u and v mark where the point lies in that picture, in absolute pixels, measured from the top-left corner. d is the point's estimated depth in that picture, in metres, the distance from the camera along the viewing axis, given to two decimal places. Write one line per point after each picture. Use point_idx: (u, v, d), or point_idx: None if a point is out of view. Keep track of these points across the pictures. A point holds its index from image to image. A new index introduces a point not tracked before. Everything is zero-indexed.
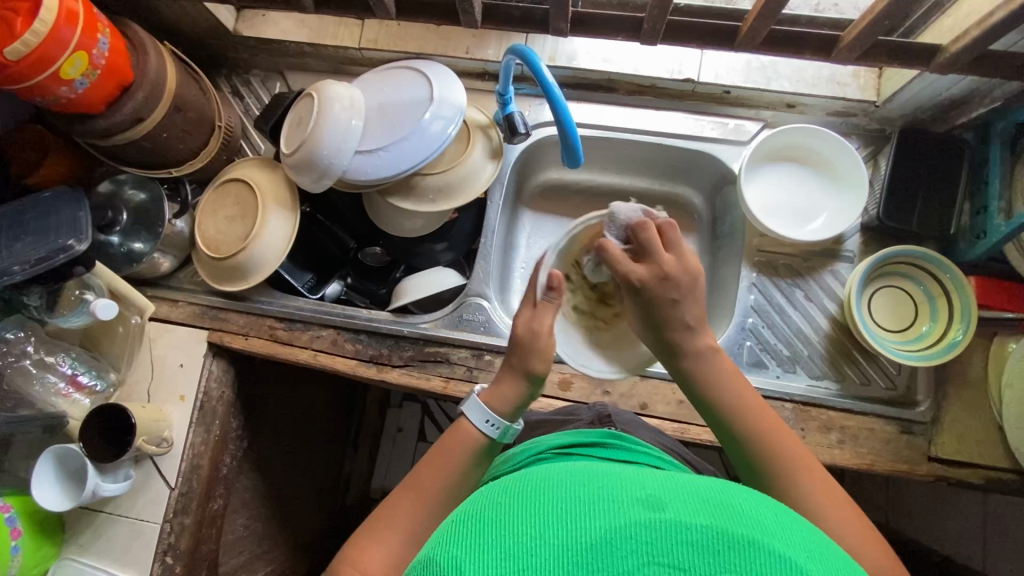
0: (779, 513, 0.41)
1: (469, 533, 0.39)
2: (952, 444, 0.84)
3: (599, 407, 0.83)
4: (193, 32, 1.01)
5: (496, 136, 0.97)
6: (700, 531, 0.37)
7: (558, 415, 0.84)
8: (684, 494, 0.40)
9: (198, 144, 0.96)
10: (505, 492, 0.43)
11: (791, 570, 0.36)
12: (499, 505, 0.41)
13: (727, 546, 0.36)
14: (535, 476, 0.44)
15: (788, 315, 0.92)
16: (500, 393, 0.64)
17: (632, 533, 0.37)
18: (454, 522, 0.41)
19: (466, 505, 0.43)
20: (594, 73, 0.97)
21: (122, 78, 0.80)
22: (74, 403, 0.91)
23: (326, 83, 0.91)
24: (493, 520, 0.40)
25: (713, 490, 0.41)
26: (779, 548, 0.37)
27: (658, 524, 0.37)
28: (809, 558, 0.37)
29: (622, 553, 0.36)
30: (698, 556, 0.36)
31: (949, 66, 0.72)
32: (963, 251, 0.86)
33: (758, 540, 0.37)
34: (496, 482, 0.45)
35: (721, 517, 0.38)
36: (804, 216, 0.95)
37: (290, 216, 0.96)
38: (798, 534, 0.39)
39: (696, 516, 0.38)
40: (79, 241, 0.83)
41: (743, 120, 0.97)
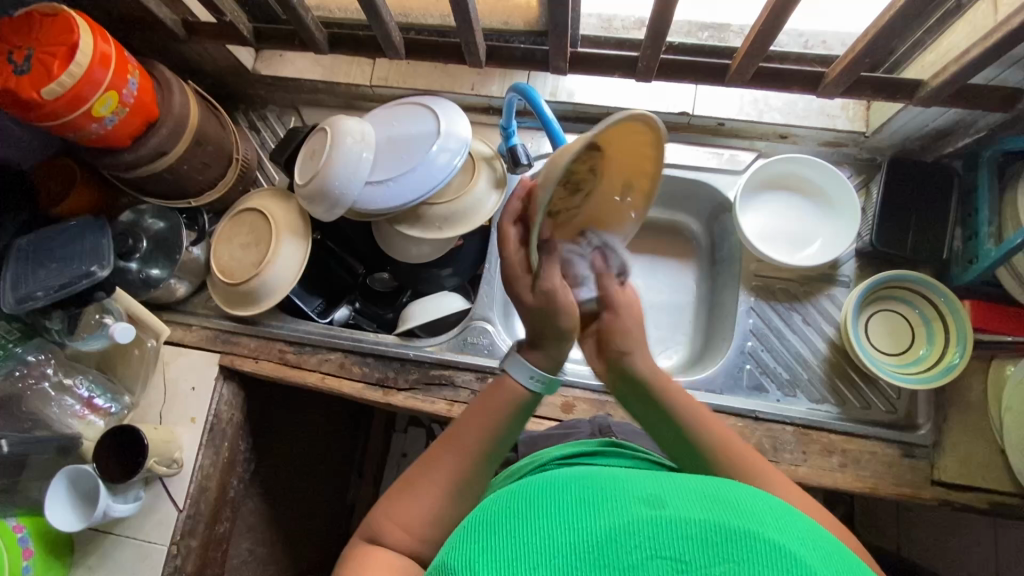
0: (775, 507, 0.42)
1: (474, 539, 0.41)
2: (954, 468, 0.84)
3: (597, 420, 0.85)
4: (214, 71, 1.07)
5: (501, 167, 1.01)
6: (698, 525, 0.38)
7: (558, 429, 0.84)
8: (682, 495, 0.42)
9: (217, 175, 1.01)
10: (509, 500, 0.45)
11: (788, 559, 0.36)
12: (503, 511, 0.43)
13: (724, 537, 0.37)
14: (537, 485, 0.46)
15: (787, 338, 0.94)
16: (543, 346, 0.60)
17: (634, 529, 0.38)
18: (463, 532, 0.43)
19: (474, 516, 0.45)
20: (593, 107, 1.02)
21: (149, 114, 0.86)
22: (89, 425, 0.93)
23: (339, 118, 0.96)
24: (498, 525, 0.41)
25: (710, 489, 0.43)
26: (773, 538, 0.38)
27: (657, 520, 0.39)
28: (806, 547, 0.38)
29: (626, 549, 0.38)
30: (698, 548, 0.37)
31: (931, 99, 0.75)
32: (957, 276, 0.88)
33: (754, 531, 0.38)
34: (506, 491, 0.47)
35: (717, 513, 0.40)
36: (800, 242, 0.97)
37: (302, 244, 1.00)
38: (796, 528, 0.41)
39: (692, 512, 0.39)
40: (102, 266, 0.88)
41: (738, 150, 1.00)
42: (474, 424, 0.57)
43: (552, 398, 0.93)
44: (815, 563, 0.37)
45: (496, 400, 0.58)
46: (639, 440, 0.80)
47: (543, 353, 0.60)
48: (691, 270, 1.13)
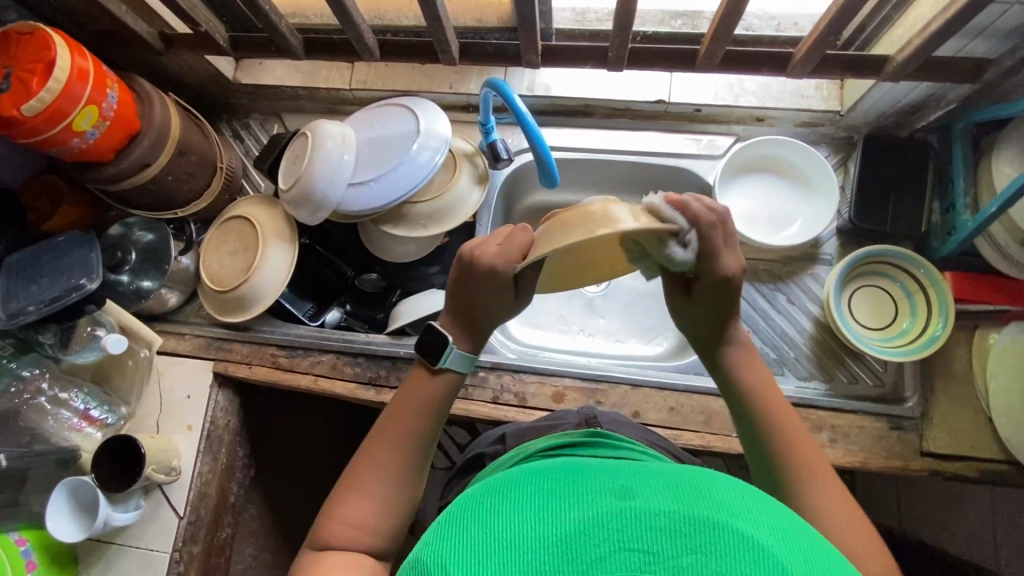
0: (747, 494, 0.43)
1: (448, 534, 0.42)
2: (944, 438, 0.85)
3: (586, 410, 0.86)
4: (195, 82, 1.09)
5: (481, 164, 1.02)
6: (667, 516, 0.39)
7: (546, 420, 0.85)
8: (654, 485, 0.42)
9: (202, 185, 1.02)
10: (485, 490, 0.45)
11: (755, 548, 0.38)
12: (478, 503, 0.44)
13: (693, 528, 0.38)
14: (514, 476, 0.47)
15: (772, 318, 0.95)
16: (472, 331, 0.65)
17: (604, 521, 0.39)
18: (438, 523, 0.43)
19: (450, 508, 0.45)
20: (570, 99, 1.03)
21: (130, 126, 0.87)
22: (86, 437, 0.94)
23: (319, 122, 0.97)
24: (473, 518, 0.42)
25: (681, 476, 0.43)
26: (743, 527, 0.39)
27: (627, 513, 0.39)
28: (776, 536, 0.39)
29: (595, 541, 0.38)
30: (667, 540, 0.38)
31: (899, 74, 0.76)
32: (937, 248, 0.89)
33: (724, 521, 0.39)
34: (481, 484, 0.48)
35: (688, 504, 0.40)
36: (781, 222, 0.98)
37: (289, 248, 1.01)
38: (767, 514, 0.41)
39: (663, 503, 0.40)
40: (90, 279, 0.90)
41: (716, 135, 1.01)
42: (408, 416, 0.62)
43: (543, 388, 0.94)
44: (783, 553, 0.38)
45: (423, 389, 0.64)
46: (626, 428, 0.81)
47: (474, 339, 0.65)
48: None
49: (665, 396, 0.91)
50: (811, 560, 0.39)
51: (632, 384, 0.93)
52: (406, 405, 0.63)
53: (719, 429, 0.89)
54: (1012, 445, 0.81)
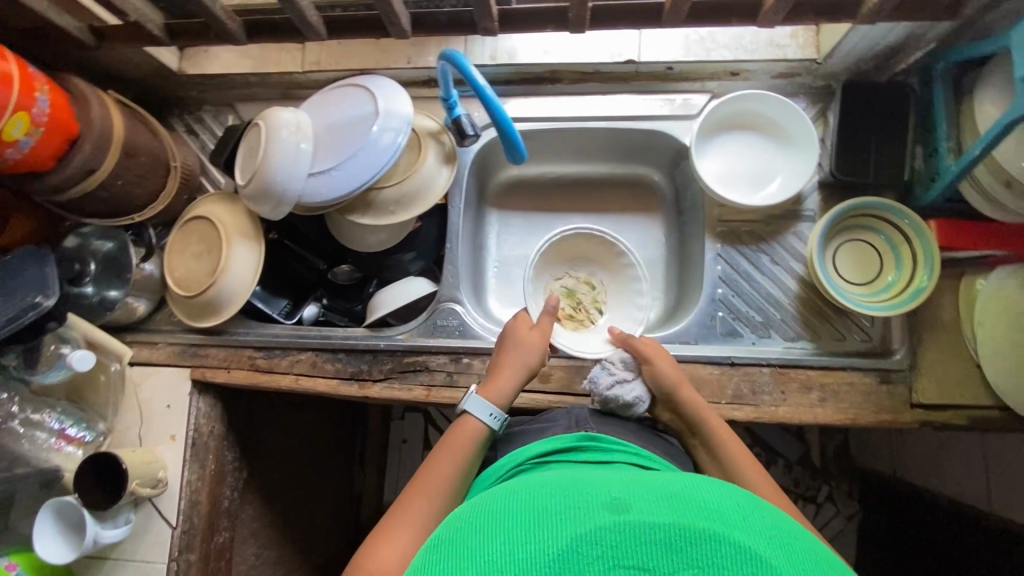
0: (740, 506, 0.45)
1: (451, 554, 0.44)
2: (933, 389, 0.84)
3: (572, 412, 0.81)
4: (139, 76, 1.02)
5: (586, 297, 1.02)
6: (660, 530, 0.41)
7: (534, 426, 0.81)
8: (644, 497, 0.44)
9: (156, 186, 0.97)
10: (484, 514, 0.47)
11: (751, 559, 0.40)
12: (483, 522, 0.46)
13: (689, 540, 0.40)
14: (515, 493, 0.49)
15: (756, 281, 0.92)
16: (497, 387, 0.77)
17: (598, 538, 0.41)
18: (436, 551, 0.45)
19: (452, 527, 0.47)
20: (536, 66, 0.97)
21: (67, 130, 0.82)
22: (67, 456, 0.92)
23: (272, 110, 0.92)
24: (478, 538, 0.44)
25: (669, 488, 0.46)
26: (734, 536, 0.41)
27: (620, 528, 0.41)
28: (771, 545, 0.42)
29: (590, 559, 0.40)
30: (664, 555, 0.40)
31: (874, 16, 0.72)
32: (920, 196, 0.87)
33: (720, 533, 0.41)
34: (475, 505, 0.49)
35: (679, 515, 0.42)
36: (761, 180, 0.95)
37: (255, 247, 0.97)
38: (755, 520, 0.44)
39: (659, 516, 0.42)
40: (46, 296, 0.85)
41: (690, 94, 0.97)
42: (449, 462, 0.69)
43: None
44: (776, 561, 0.40)
45: (461, 439, 0.72)
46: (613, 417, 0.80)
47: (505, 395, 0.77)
48: (657, 223, 1.11)
49: None
50: (798, 559, 0.41)
51: None
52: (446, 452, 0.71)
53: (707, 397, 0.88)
54: (1000, 391, 0.81)
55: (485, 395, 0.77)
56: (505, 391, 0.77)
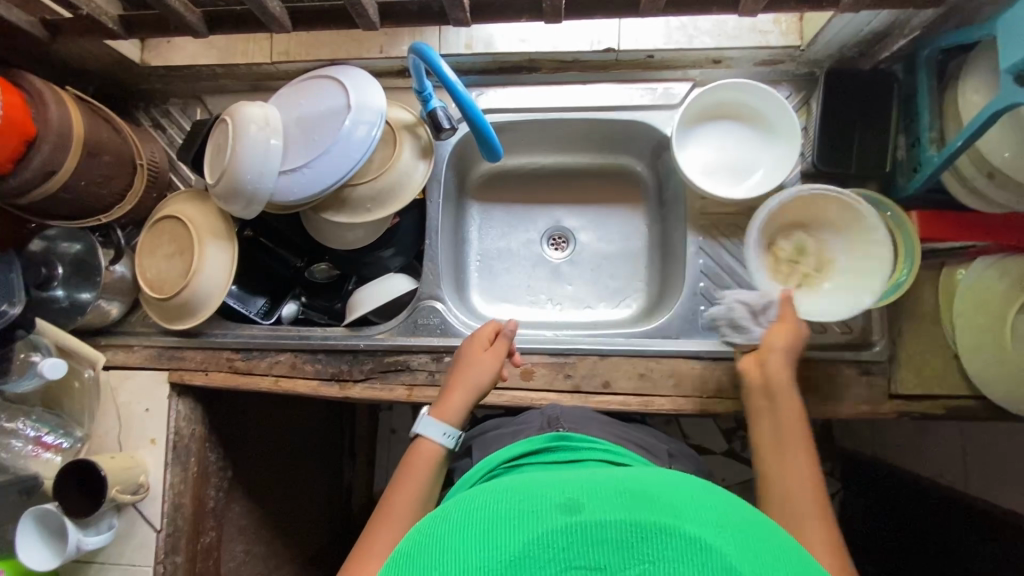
0: (692, 497, 0.46)
1: (415, 563, 0.45)
2: (912, 379, 0.85)
3: (548, 411, 0.84)
4: (100, 69, 0.98)
5: (804, 258, 0.91)
6: (612, 527, 0.42)
7: (507, 429, 0.82)
8: (600, 496, 0.45)
9: (123, 186, 0.94)
10: (445, 521, 0.48)
11: (700, 548, 0.41)
12: (446, 529, 0.47)
13: (639, 536, 0.41)
14: (478, 498, 0.50)
15: (738, 274, 0.92)
16: (449, 406, 0.78)
17: (553, 539, 0.42)
18: (399, 564, 0.46)
19: (417, 538, 0.48)
20: (513, 54, 0.94)
21: (22, 132, 0.78)
22: (44, 462, 0.91)
23: (238, 105, 0.88)
24: (439, 548, 0.45)
25: (625, 486, 0.47)
26: (686, 528, 0.42)
27: (573, 527, 0.42)
28: (720, 533, 0.43)
29: (545, 561, 0.41)
30: (615, 552, 0.41)
31: (856, 5, 0.70)
32: (903, 187, 0.86)
33: (670, 525, 0.42)
34: (440, 512, 0.50)
35: (633, 510, 0.43)
36: (744, 171, 0.93)
37: (229, 247, 0.94)
38: (708, 511, 0.45)
39: (610, 513, 0.43)
40: (13, 304, 0.84)
41: (671, 83, 0.95)
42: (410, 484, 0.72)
43: (511, 366, 0.92)
44: (725, 548, 0.41)
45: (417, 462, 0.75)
46: (590, 426, 0.80)
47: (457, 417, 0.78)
48: (640, 215, 1.09)
49: (634, 363, 0.89)
50: (749, 549, 0.43)
51: (602, 354, 0.90)
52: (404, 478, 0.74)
53: (690, 391, 0.88)
54: (977, 380, 0.82)
55: (439, 416, 0.78)
56: (459, 410, 0.78)
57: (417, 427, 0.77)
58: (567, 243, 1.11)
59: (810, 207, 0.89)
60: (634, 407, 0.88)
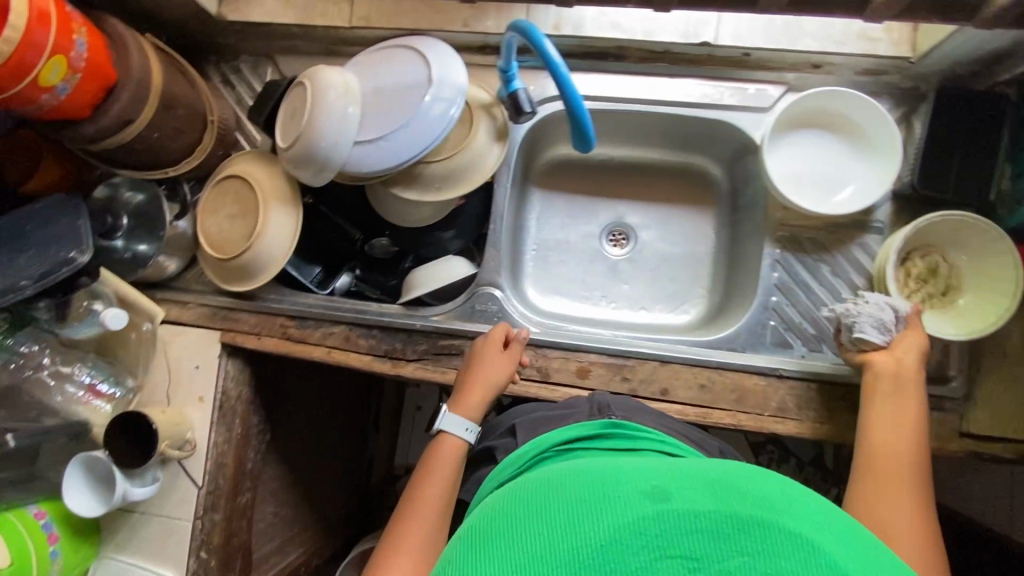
0: (781, 490, 0.44)
1: (492, 544, 0.42)
2: (986, 420, 0.81)
3: (595, 400, 0.81)
4: (175, 18, 0.96)
5: (934, 282, 0.83)
6: (707, 517, 0.40)
7: (556, 411, 0.80)
8: (688, 483, 0.43)
9: (192, 140, 0.92)
10: (519, 501, 0.46)
11: (802, 544, 0.39)
12: (521, 508, 0.44)
13: (738, 527, 0.39)
14: (552, 477, 0.47)
15: (813, 291, 0.88)
16: (469, 404, 0.80)
17: (645, 526, 0.40)
18: (471, 544, 0.44)
19: (486, 518, 0.46)
20: (602, 40, 0.91)
21: (104, 78, 0.77)
22: (95, 410, 0.91)
23: (318, 68, 0.86)
24: (516, 528, 0.43)
25: (712, 475, 0.45)
26: (784, 522, 0.40)
27: (667, 514, 0.40)
28: (817, 529, 0.41)
29: (637, 548, 0.39)
30: (713, 542, 0.39)
31: (996, 20, 0.65)
32: (1003, 219, 0.81)
33: (768, 520, 0.40)
34: (510, 492, 0.48)
35: (726, 501, 0.41)
36: (831, 185, 0.89)
37: (293, 213, 0.93)
38: (800, 505, 0.43)
39: (704, 504, 0.41)
40: (81, 252, 0.82)
41: (765, 84, 0.90)
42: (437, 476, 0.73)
43: (566, 363, 0.90)
44: (825, 545, 0.39)
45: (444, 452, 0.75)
46: (639, 415, 0.78)
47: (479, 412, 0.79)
48: (708, 217, 1.06)
49: (695, 372, 0.87)
50: (847, 545, 0.40)
51: (662, 360, 0.88)
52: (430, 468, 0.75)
53: (751, 408, 0.85)
54: None
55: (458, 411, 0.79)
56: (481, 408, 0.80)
57: (439, 424, 0.78)
58: (627, 240, 1.08)
59: (946, 232, 0.81)
60: (691, 417, 0.85)
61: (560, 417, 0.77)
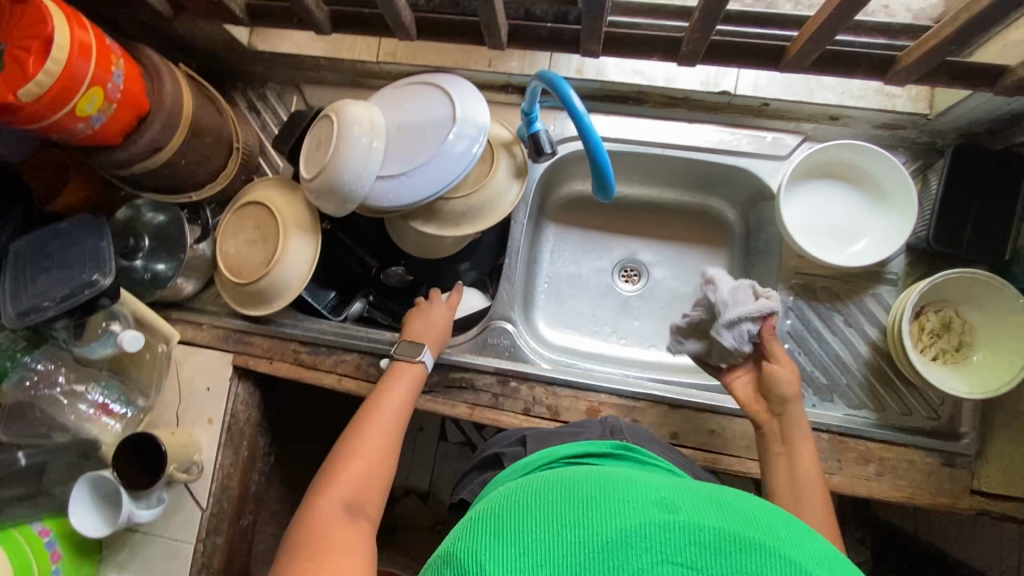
0: (785, 521, 0.43)
1: (492, 524, 0.43)
2: (996, 478, 0.81)
3: (607, 421, 0.82)
4: (206, 47, 0.98)
5: (947, 337, 0.84)
6: (712, 533, 0.39)
7: (567, 427, 0.82)
8: (696, 501, 0.43)
9: (217, 166, 0.94)
10: (526, 491, 0.46)
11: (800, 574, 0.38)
12: (526, 496, 0.45)
13: (738, 547, 0.39)
14: (557, 473, 0.47)
15: (826, 340, 0.89)
16: (422, 333, 0.89)
17: (648, 532, 0.39)
18: (474, 525, 0.44)
19: (491, 505, 0.46)
20: (624, 85, 0.92)
21: (138, 108, 0.78)
22: (105, 429, 0.92)
23: (344, 103, 0.88)
24: (518, 514, 0.43)
25: (721, 496, 0.44)
26: (790, 552, 0.39)
27: (671, 525, 0.40)
28: (818, 562, 0.39)
29: (637, 551, 0.39)
30: (710, 556, 0.38)
31: (1016, 89, 0.66)
32: (1019, 277, 0.82)
33: (768, 544, 0.39)
34: (517, 485, 0.48)
35: (733, 522, 0.41)
36: (845, 235, 0.90)
37: (312, 241, 0.94)
38: (807, 535, 0.42)
39: (709, 519, 0.40)
40: (104, 275, 0.82)
41: (781, 133, 0.91)
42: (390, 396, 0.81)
43: (577, 402, 0.90)
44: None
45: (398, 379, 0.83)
46: (650, 443, 0.78)
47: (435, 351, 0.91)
48: (720, 259, 1.06)
49: (706, 417, 0.87)
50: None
51: (673, 403, 0.88)
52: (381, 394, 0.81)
53: None
54: None
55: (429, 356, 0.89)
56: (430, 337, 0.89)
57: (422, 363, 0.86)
58: (639, 276, 1.08)
59: (957, 289, 0.82)
60: (700, 462, 0.85)
61: (570, 434, 0.78)
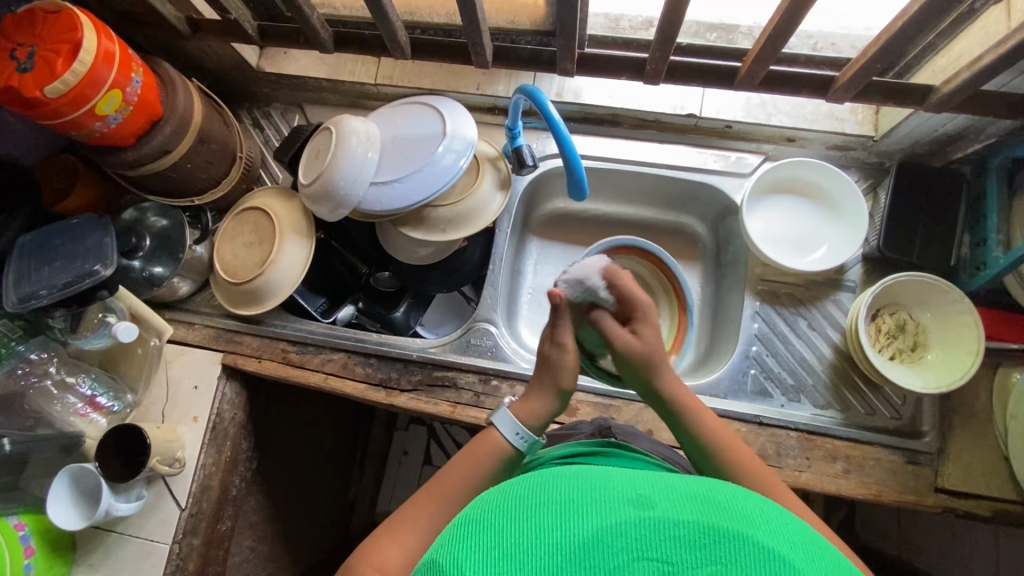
0: (764, 506, 0.40)
1: (462, 538, 0.38)
2: (959, 475, 0.83)
3: (599, 421, 0.85)
4: (218, 69, 1.07)
5: (901, 338, 0.90)
6: (687, 526, 0.36)
7: (560, 431, 0.84)
8: (674, 492, 0.39)
9: (220, 173, 1.00)
10: (500, 496, 0.42)
11: (776, 563, 0.34)
12: (500, 504, 0.41)
13: (714, 539, 0.35)
14: (532, 478, 0.44)
15: (791, 343, 0.93)
16: (529, 406, 0.69)
17: (622, 529, 0.36)
18: (446, 536, 0.40)
19: (468, 509, 0.42)
20: (599, 108, 1.01)
21: (152, 113, 0.85)
22: (91, 423, 0.93)
23: (343, 117, 0.95)
24: (493, 519, 0.39)
25: (699, 486, 0.40)
26: (768, 543, 0.36)
27: (646, 521, 0.36)
28: (799, 552, 0.36)
29: (613, 549, 0.35)
30: (686, 550, 0.35)
31: (942, 105, 0.75)
32: (964, 282, 0.88)
33: (743, 535, 0.36)
34: (493, 489, 0.44)
35: (709, 513, 0.37)
36: (805, 247, 0.97)
37: (307, 244, 0.99)
38: (788, 527, 0.39)
39: (684, 512, 0.37)
40: (105, 266, 0.86)
41: (744, 153, 1.00)
42: (460, 476, 0.65)
43: None
44: (803, 569, 0.35)
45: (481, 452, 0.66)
46: (642, 442, 0.80)
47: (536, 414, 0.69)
48: (694, 272, 1.13)
49: None
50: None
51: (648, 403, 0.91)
52: (461, 463, 0.66)
53: None
54: None
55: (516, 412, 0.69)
56: (539, 410, 0.69)
57: (494, 417, 0.67)
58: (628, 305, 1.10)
59: (906, 292, 0.88)
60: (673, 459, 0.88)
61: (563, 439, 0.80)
